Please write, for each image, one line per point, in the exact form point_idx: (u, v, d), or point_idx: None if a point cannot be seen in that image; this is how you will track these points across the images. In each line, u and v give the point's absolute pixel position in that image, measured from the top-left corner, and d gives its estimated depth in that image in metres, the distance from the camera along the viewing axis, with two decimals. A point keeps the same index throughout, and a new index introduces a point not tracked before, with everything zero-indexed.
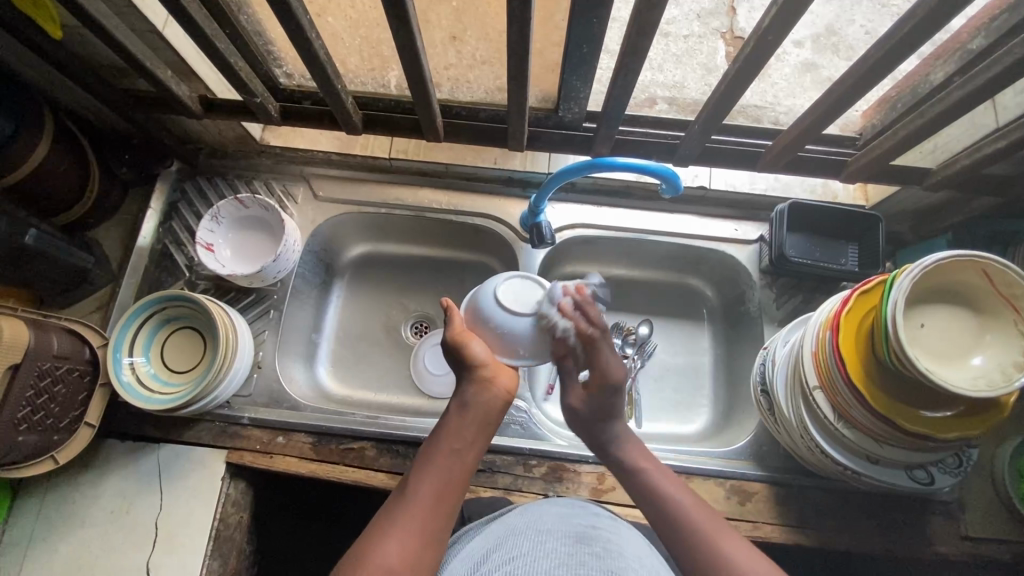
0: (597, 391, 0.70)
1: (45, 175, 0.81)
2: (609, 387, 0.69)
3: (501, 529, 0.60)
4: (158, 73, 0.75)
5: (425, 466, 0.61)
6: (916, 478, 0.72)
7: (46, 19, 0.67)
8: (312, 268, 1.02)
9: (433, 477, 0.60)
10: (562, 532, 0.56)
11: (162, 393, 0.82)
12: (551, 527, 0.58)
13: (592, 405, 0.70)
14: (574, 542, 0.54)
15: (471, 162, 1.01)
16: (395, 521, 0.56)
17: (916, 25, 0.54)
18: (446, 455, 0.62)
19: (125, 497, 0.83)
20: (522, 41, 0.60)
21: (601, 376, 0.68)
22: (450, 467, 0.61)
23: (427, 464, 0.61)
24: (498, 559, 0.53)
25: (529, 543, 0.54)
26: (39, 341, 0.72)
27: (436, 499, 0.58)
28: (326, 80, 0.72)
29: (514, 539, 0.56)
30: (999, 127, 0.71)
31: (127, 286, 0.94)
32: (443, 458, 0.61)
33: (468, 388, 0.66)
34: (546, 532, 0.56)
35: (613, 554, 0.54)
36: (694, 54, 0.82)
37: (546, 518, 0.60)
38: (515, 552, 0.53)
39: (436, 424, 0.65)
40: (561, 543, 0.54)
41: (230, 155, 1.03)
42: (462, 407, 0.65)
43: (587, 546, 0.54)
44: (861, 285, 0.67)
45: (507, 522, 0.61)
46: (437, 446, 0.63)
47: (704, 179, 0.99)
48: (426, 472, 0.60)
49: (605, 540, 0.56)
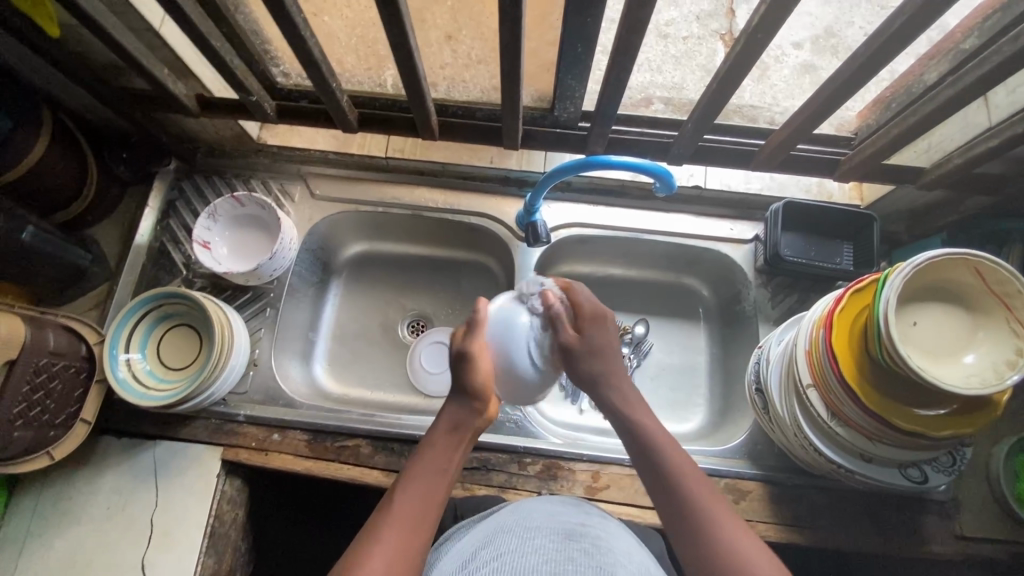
0: (588, 327, 0.73)
1: (43, 172, 0.82)
2: (597, 318, 0.74)
3: (490, 527, 0.60)
4: (155, 71, 0.75)
5: (410, 475, 0.63)
6: (909, 476, 0.72)
7: (45, 20, 0.66)
8: (309, 266, 1.02)
9: (420, 485, 0.62)
10: (550, 528, 0.57)
11: (158, 390, 0.82)
12: (539, 523, 0.58)
13: (585, 338, 0.73)
14: (562, 538, 0.55)
15: (467, 161, 1.02)
16: (384, 527, 0.57)
17: (906, 22, 0.54)
18: (431, 467, 0.64)
19: (121, 493, 0.84)
20: (516, 40, 0.61)
21: (588, 306, 0.74)
22: (437, 475, 0.63)
23: (413, 473, 0.63)
24: (486, 555, 0.53)
25: (517, 539, 0.55)
26: (36, 337, 0.72)
27: (422, 506, 0.60)
28: (322, 79, 0.72)
29: (503, 536, 0.56)
30: (992, 126, 0.71)
31: (124, 284, 0.94)
32: (430, 467, 0.64)
33: (457, 407, 0.70)
34: (534, 529, 0.57)
35: (601, 550, 0.54)
36: (693, 56, 0.80)
37: (535, 515, 0.60)
38: (504, 548, 0.53)
39: (426, 437, 0.68)
40: (549, 540, 0.54)
41: (228, 153, 1.03)
42: (450, 420, 0.70)
43: (575, 542, 0.54)
44: (855, 284, 0.67)
45: (496, 520, 0.61)
46: (423, 457, 0.65)
47: (700, 178, 1.00)
48: (413, 482, 0.62)
49: (594, 537, 0.56)
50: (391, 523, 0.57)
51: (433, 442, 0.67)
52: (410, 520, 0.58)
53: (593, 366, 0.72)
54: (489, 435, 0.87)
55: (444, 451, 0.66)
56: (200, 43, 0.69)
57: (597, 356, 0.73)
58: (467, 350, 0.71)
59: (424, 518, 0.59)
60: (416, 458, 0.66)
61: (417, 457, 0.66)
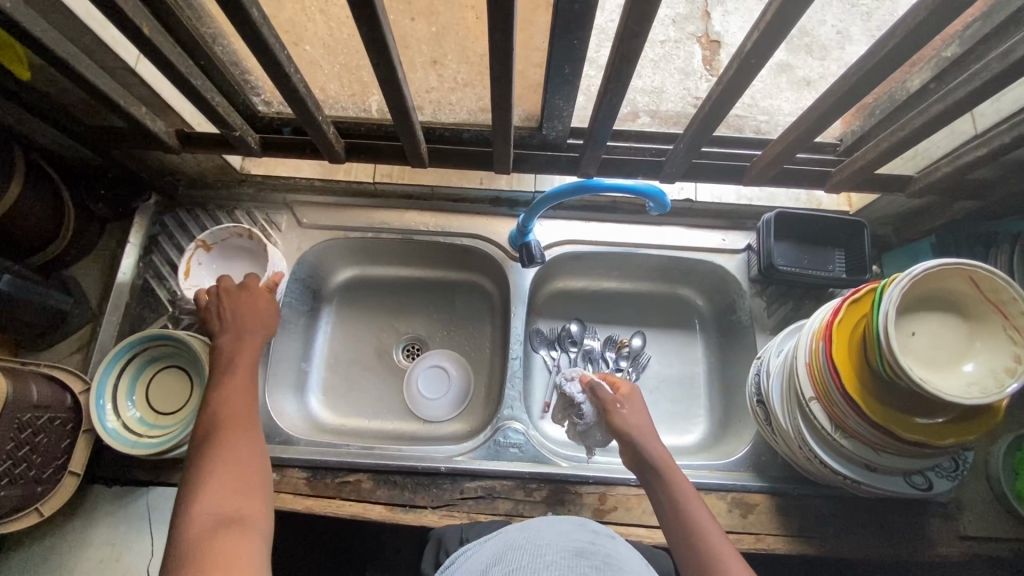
0: (627, 399, 0.77)
1: (18, 215, 0.78)
2: (633, 396, 0.77)
3: (498, 545, 0.59)
4: (132, 110, 0.73)
5: (215, 449, 0.63)
6: (913, 484, 0.72)
7: (13, 63, 0.65)
8: (299, 296, 1.00)
9: (227, 459, 0.62)
10: (559, 546, 0.56)
11: (150, 437, 0.80)
12: (549, 541, 0.57)
13: (628, 408, 0.75)
14: (573, 555, 0.54)
15: (457, 183, 1.00)
16: (206, 494, 0.58)
17: (897, 45, 0.54)
18: (235, 399, 0.70)
19: (114, 544, 0.81)
20: (505, 69, 0.60)
21: (631, 387, 0.78)
22: (243, 426, 0.67)
23: (217, 446, 0.64)
24: (496, 572, 0.52)
25: (528, 557, 0.54)
26: (19, 391, 0.69)
27: (237, 476, 0.61)
28: (307, 113, 0.71)
29: (514, 553, 0.55)
30: (978, 134, 0.73)
31: (108, 325, 0.91)
32: (234, 437, 0.65)
33: (240, 334, 0.78)
34: (545, 547, 0.56)
35: (612, 567, 0.54)
36: (672, 59, 0.83)
37: (545, 533, 0.60)
38: (516, 565, 0.52)
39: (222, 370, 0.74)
40: (560, 557, 0.54)
41: (210, 184, 1.01)
42: (230, 364, 0.74)
43: (586, 559, 0.54)
44: (851, 295, 0.68)
45: (505, 538, 0.60)
46: (220, 426, 0.66)
47: (690, 192, 0.99)
48: (221, 454, 0.63)
49: (604, 554, 0.56)
50: (210, 488, 0.59)
51: (220, 412, 0.68)
52: (231, 485, 0.60)
53: (631, 428, 0.73)
54: (493, 461, 0.86)
55: (240, 414, 0.68)
56: (180, 83, 0.67)
57: (616, 435, 0.74)
58: (243, 303, 0.81)
59: (246, 477, 0.62)
60: (212, 431, 0.66)
61: (216, 424, 0.67)
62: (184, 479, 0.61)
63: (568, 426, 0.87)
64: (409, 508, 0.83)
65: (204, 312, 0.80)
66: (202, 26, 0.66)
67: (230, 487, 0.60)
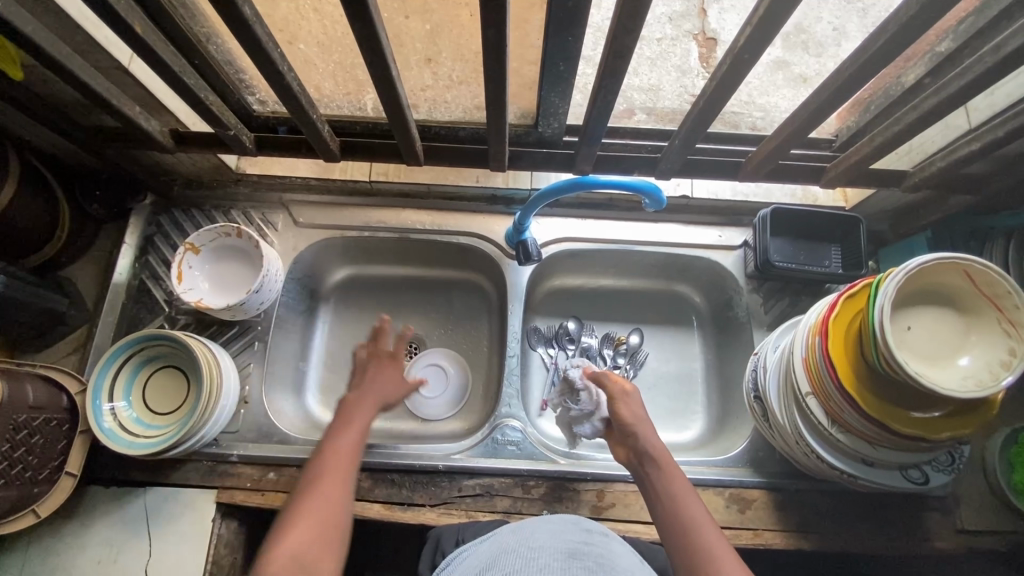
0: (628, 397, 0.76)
1: (13, 216, 0.78)
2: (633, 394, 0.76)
3: (494, 548, 0.59)
4: (126, 110, 0.73)
5: (310, 491, 0.62)
6: (910, 478, 0.73)
7: (6, 64, 0.65)
8: (296, 295, 1.00)
9: (317, 505, 0.60)
10: (552, 548, 0.56)
11: (145, 437, 0.80)
12: (542, 543, 0.57)
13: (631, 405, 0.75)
14: (566, 557, 0.54)
15: (453, 181, 1.00)
16: (289, 536, 0.57)
17: (889, 39, 0.54)
18: (344, 449, 0.68)
19: (112, 545, 0.81)
20: (499, 67, 0.60)
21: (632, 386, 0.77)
22: (343, 471, 0.65)
23: (312, 487, 0.62)
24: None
25: (521, 561, 0.54)
26: (14, 393, 0.69)
27: (323, 522, 0.59)
28: (301, 112, 0.71)
29: (507, 557, 0.55)
30: (972, 129, 0.73)
31: (103, 326, 0.91)
32: (336, 476, 0.64)
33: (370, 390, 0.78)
34: (538, 550, 0.56)
35: (604, 568, 0.54)
36: (668, 57, 0.82)
37: (539, 534, 0.60)
38: (509, 569, 0.52)
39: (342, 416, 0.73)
40: (554, 559, 0.54)
41: (205, 184, 1.01)
42: (348, 416, 0.73)
43: (580, 561, 0.54)
44: (847, 289, 0.67)
45: (502, 539, 0.60)
46: (319, 468, 0.65)
47: (686, 188, 0.99)
48: (316, 494, 0.61)
49: (597, 555, 0.56)
50: (292, 530, 0.57)
51: (328, 453, 0.67)
52: (317, 530, 0.58)
53: (632, 424, 0.72)
54: (490, 459, 0.86)
55: (346, 457, 0.67)
56: (173, 82, 0.66)
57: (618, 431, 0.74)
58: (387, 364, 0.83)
59: (331, 524, 0.59)
60: (314, 470, 0.65)
61: (320, 465, 0.65)
62: (284, 506, 0.61)
63: (561, 412, 0.88)
64: (407, 506, 0.83)
65: (356, 365, 0.83)
66: (196, 25, 0.66)
67: (312, 533, 0.57)
